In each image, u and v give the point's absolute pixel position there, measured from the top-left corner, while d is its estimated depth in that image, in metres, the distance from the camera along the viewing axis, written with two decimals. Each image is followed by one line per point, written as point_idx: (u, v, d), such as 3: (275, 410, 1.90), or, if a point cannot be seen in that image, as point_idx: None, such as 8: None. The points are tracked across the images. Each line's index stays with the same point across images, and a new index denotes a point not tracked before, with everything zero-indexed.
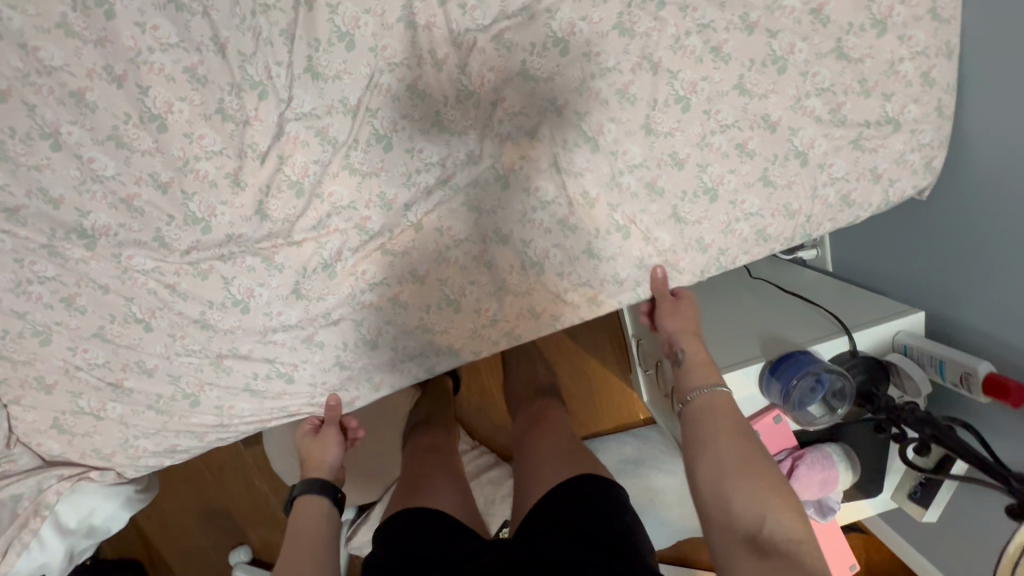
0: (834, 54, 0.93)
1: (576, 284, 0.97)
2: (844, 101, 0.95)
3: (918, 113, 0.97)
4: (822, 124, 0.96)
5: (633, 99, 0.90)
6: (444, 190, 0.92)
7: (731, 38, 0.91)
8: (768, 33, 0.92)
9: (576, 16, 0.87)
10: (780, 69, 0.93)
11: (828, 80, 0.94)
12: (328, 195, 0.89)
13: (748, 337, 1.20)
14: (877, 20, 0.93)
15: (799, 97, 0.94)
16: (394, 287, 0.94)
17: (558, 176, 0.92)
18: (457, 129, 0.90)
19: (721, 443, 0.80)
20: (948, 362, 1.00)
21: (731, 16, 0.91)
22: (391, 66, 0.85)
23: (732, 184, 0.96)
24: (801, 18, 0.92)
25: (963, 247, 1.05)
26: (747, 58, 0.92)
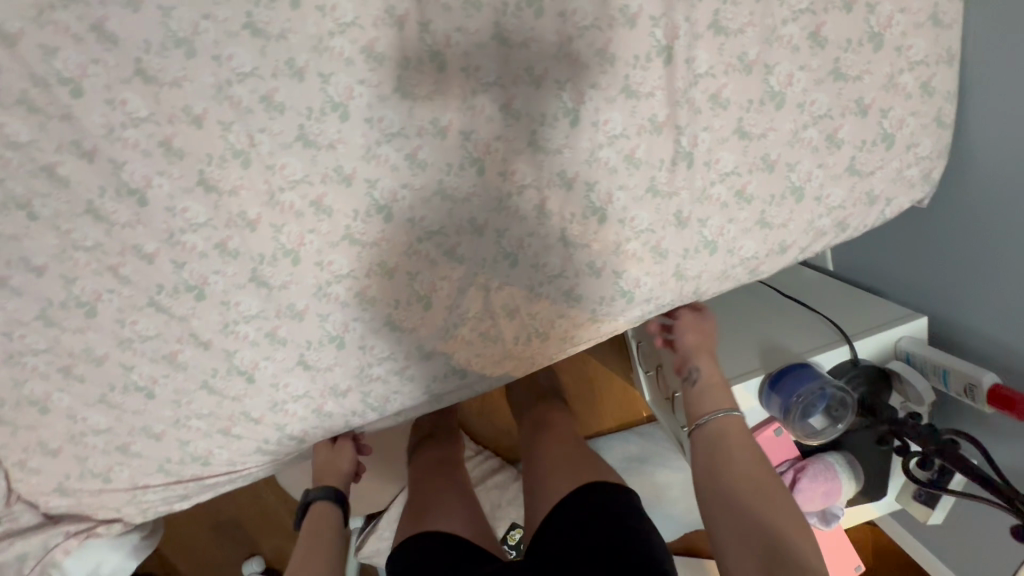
0: (832, 76, 0.86)
1: (559, 316, 0.96)
2: (840, 124, 0.88)
3: (917, 125, 0.90)
4: (817, 154, 0.90)
5: (639, 162, 0.87)
6: (450, 261, 0.91)
7: (730, 82, 0.85)
8: (766, 70, 0.85)
9: (583, 84, 0.83)
10: (778, 105, 0.86)
11: (825, 107, 0.87)
12: (328, 264, 0.88)
13: (747, 344, 1.19)
14: (875, 33, 0.84)
15: (796, 130, 0.88)
16: (402, 362, 0.96)
17: (566, 250, 0.91)
18: (461, 195, 0.87)
19: (735, 457, 0.84)
20: (952, 371, 1.02)
21: (730, 58, 0.83)
22: (387, 137, 0.83)
23: (731, 234, 0.94)
24: (800, 46, 0.84)
25: (964, 251, 1.06)
26: (746, 98, 0.86)
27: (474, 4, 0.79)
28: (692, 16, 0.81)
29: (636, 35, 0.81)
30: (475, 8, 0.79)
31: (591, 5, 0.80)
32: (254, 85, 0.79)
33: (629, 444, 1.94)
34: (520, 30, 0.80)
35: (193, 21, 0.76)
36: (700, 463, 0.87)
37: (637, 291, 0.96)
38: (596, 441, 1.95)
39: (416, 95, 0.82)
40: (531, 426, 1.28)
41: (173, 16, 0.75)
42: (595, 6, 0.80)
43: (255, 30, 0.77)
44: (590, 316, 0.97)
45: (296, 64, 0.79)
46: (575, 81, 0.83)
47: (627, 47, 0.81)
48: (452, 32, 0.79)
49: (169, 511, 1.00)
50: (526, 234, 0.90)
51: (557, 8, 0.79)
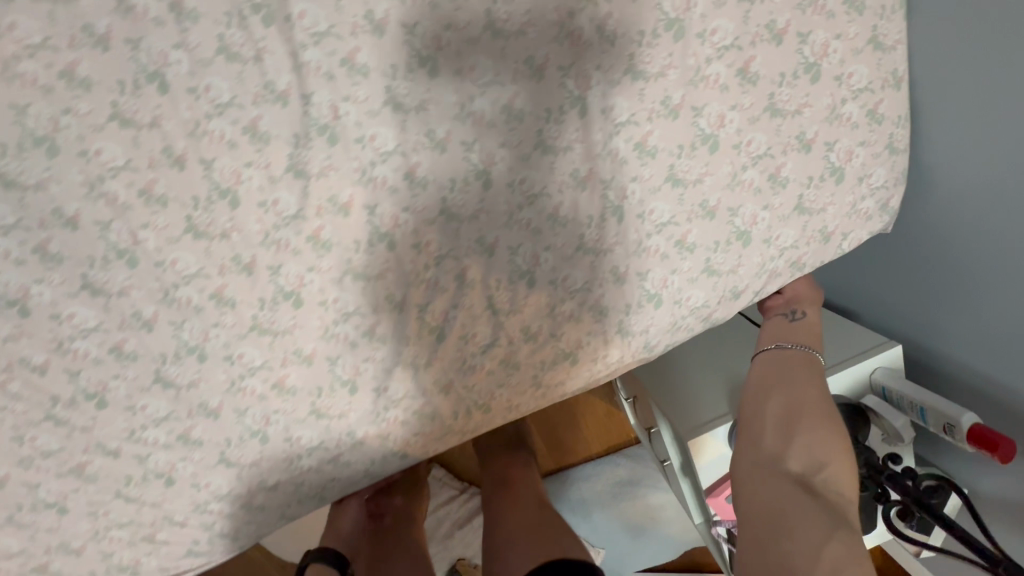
0: (767, 114, 0.79)
1: (498, 386, 0.89)
2: (782, 163, 0.81)
3: (867, 156, 0.83)
4: (761, 196, 0.82)
5: (566, 221, 0.80)
6: (370, 343, 0.84)
7: (655, 128, 0.77)
8: (693, 112, 0.77)
9: (493, 144, 0.76)
10: (712, 147, 0.79)
11: (764, 145, 0.80)
12: (238, 357, 0.82)
13: (713, 387, 1.12)
14: (810, 64, 0.77)
15: (734, 172, 0.80)
16: (335, 450, 0.89)
17: (495, 318, 0.84)
18: (374, 272, 0.80)
19: (804, 391, 0.97)
20: (930, 409, 0.94)
21: (652, 104, 0.76)
22: (284, 221, 0.76)
23: (676, 285, 0.85)
24: (728, 85, 0.77)
25: (949, 274, 0.95)
26: (675, 143, 0.78)
27: (361, 70, 0.71)
28: (605, 62, 0.74)
29: (545, 86, 0.74)
30: (362, 75, 0.71)
31: (489, 61, 0.72)
32: (130, 179, 0.72)
33: (618, 468, 1.81)
34: (413, 93, 0.73)
35: (54, 116, 0.69)
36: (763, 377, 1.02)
37: (581, 350, 0.88)
38: (581, 469, 1.83)
39: (309, 173, 0.75)
40: (493, 481, 1.23)
41: (29, 114, 0.69)
42: (495, 61, 0.73)
43: (123, 120, 0.71)
44: (531, 381, 0.90)
45: (174, 152, 0.72)
46: (482, 141, 0.75)
47: (536, 102, 0.75)
48: (339, 101, 0.72)
49: None
50: (449, 305, 0.83)
51: (452, 66, 0.72)
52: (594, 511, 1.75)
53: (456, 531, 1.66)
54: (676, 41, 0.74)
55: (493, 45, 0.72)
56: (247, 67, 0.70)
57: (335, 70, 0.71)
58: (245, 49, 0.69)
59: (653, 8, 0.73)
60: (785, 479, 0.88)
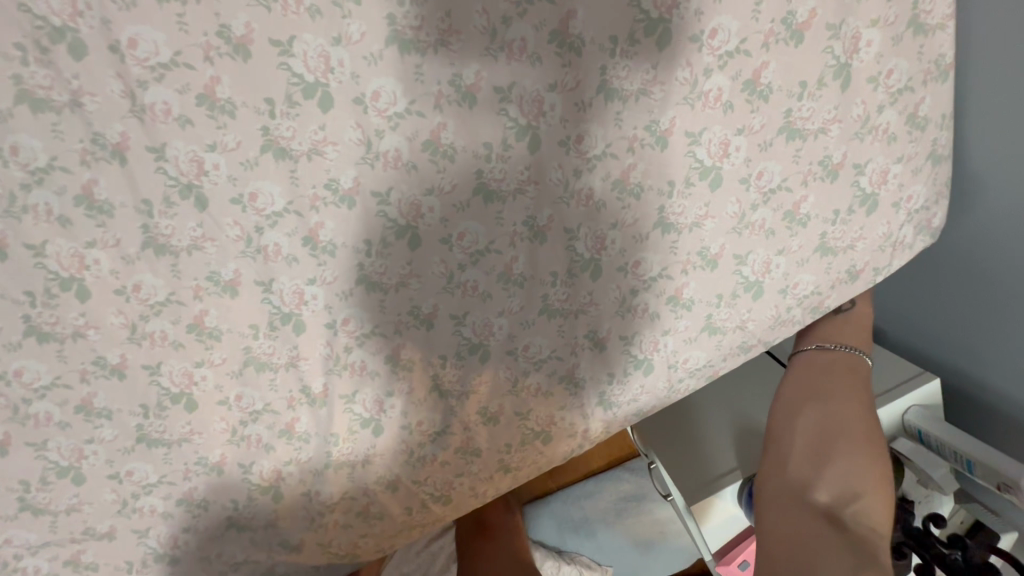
0: (783, 136, 0.61)
1: (456, 476, 0.73)
2: (803, 197, 0.63)
3: (905, 175, 0.65)
4: (775, 240, 0.65)
5: (522, 279, 0.62)
6: (290, 442, 0.67)
7: (640, 161, 0.59)
8: (689, 138, 0.59)
9: (417, 191, 0.58)
10: (713, 182, 0.61)
11: (778, 177, 0.62)
12: (127, 474, 0.66)
13: (716, 428, 0.93)
14: (841, 65, 0.59)
15: (741, 213, 0.63)
16: (267, 563, 0.74)
17: (444, 401, 0.68)
18: (281, 360, 0.64)
19: (843, 404, 0.80)
20: (978, 464, 0.78)
21: (633, 130, 0.58)
22: (153, 308, 0.60)
23: (669, 347, 0.67)
24: (733, 102, 0.59)
25: (1004, 297, 0.77)
26: (666, 180, 0.60)
27: (226, 108, 0.53)
28: (558, 79, 0.56)
29: (481, 114, 0.56)
30: (230, 116, 0.54)
31: (400, 85, 0.54)
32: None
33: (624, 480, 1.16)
34: (301, 135, 0.55)
35: None
36: (796, 387, 0.84)
37: (554, 428, 0.71)
38: None
39: (176, 245, 0.58)
40: (470, 523, 1.01)
41: None
42: (405, 84, 0.54)
43: None
44: (498, 466, 0.73)
45: None
46: (399, 188, 0.57)
47: (467, 133, 0.56)
48: (203, 151, 0.54)
49: None
50: (382, 392, 0.66)
51: (351, 94, 0.54)
52: (595, 532, 1.11)
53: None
54: (661, 48, 0.55)
55: (403, 64, 0.54)
56: (64, 117, 0.52)
57: (193, 113, 0.53)
58: (56, 93, 0.51)
59: (627, 5, 0.54)
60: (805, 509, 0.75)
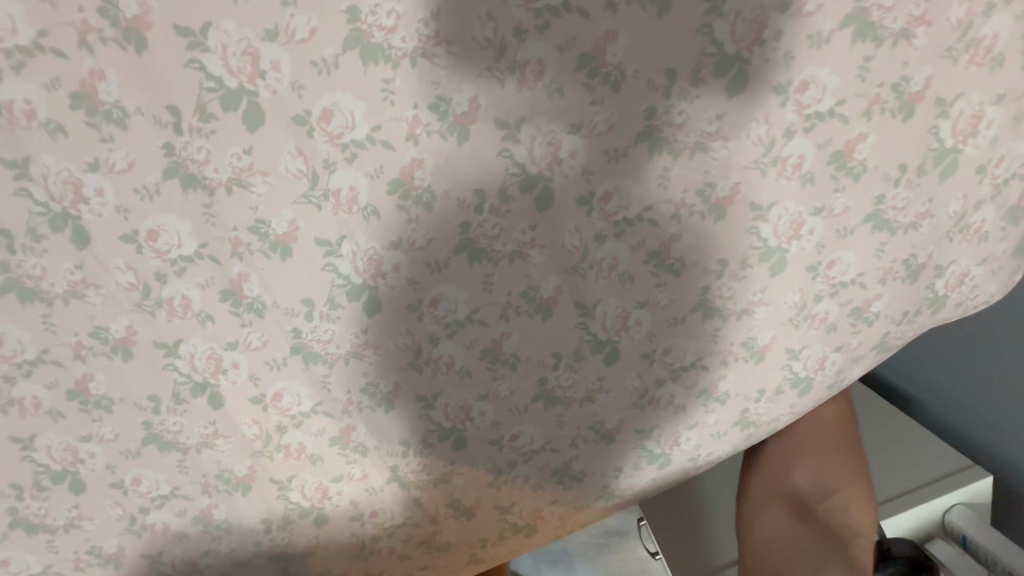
0: (868, 225, 0.48)
1: (420, 568, 0.60)
2: (877, 295, 0.50)
3: (984, 277, 0.52)
4: (835, 336, 0.51)
5: (513, 359, 0.49)
6: (208, 532, 0.54)
7: (686, 231, 0.45)
8: (753, 212, 0.45)
9: (378, 244, 0.43)
10: (776, 266, 0.48)
11: (855, 270, 0.49)
12: (2, 563, 0.52)
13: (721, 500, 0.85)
14: (945, 150, 0.46)
15: (803, 303, 0.50)
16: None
17: (405, 493, 0.55)
18: (195, 439, 0.49)
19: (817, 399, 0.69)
20: None
21: (682, 194, 0.44)
22: (22, 368, 0.45)
23: (693, 441, 0.55)
24: (816, 174, 0.45)
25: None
26: (717, 258, 0.47)
27: (112, 115, 0.38)
28: (583, 117, 0.42)
29: (471, 152, 0.41)
30: (119, 127, 0.39)
31: (360, 104, 0.39)
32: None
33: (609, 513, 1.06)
34: (218, 161, 0.40)
35: None
36: None
37: (541, 521, 0.58)
38: None
39: (49, 291, 0.43)
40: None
41: None
42: (367, 105, 0.39)
43: None
44: (469, 557, 0.61)
45: None
46: (355, 238, 0.43)
47: (451, 174, 0.42)
48: (81, 171, 0.40)
49: None
50: (327, 478, 0.53)
51: (290, 111, 0.39)
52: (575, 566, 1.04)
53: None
54: (732, 95, 0.42)
55: (366, 77, 0.39)
56: None
57: (67, 120, 0.38)
58: None
59: (696, 33, 0.40)
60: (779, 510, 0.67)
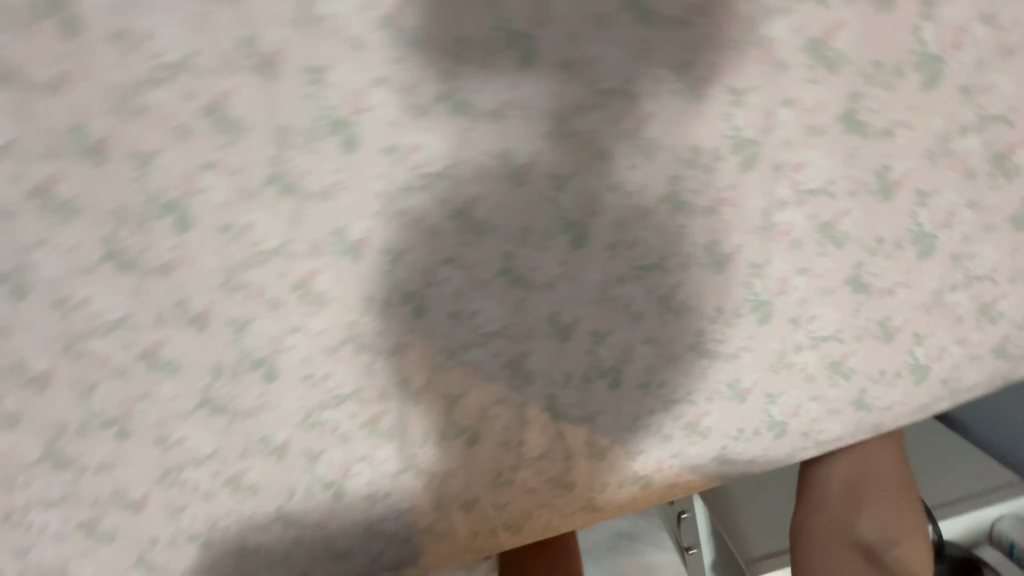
0: (1010, 225, 0.56)
1: (540, 506, 0.66)
2: (1003, 293, 0.59)
3: None
4: (959, 327, 0.59)
5: (680, 308, 0.55)
6: (371, 437, 0.59)
7: (857, 208, 0.52)
8: (916, 197, 0.52)
9: (600, 184, 0.49)
10: (924, 252, 0.55)
11: (988, 265, 0.57)
12: (178, 441, 0.57)
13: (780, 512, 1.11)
14: None
15: (940, 290, 0.57)
16: (305, 559, 0.67)
17: (554, 424, 0.60)
18: (389, 345, 0.55)
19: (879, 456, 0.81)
20: None
21: (862, 172, 0.50)
22: (260, 256, 0.51)
23: (810, 413, 0.63)
24: (976, 171, 0.52)
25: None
26: (876, 236, 0.53)
27: (410, 37, 0.44)
28: (798, 94, 0.47)
29: (701, 111, 0.47)
30: (410, 48, 0.44)
31: (619, 57, 0.45)
32: (10, 167, 0.45)
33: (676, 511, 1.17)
34: (488, 91, 0.46)
35: None
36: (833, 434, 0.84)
37: (658, 474, 0.66)
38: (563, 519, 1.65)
39: (305, 188, 0.48)
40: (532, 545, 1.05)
41: None
42: (627, 57, 0.45)
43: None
44: (584, 504, 0.67)
45: (86, 134, 0.45)
46: (581, 176, 0.49)
47: (682, 129, 0.48)
48: (368, 84, 0.45)
49: None
50: (491, 401, 0.58)
51: (558, 55, 0.45)
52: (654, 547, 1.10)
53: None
54: (927, 89, 0.48)
55: (632, 32, 0.44)
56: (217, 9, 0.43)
57: (370, 37, 0.44)
58: None
59: (912, 30, 0.46)
60: (847, 554, 0.79)
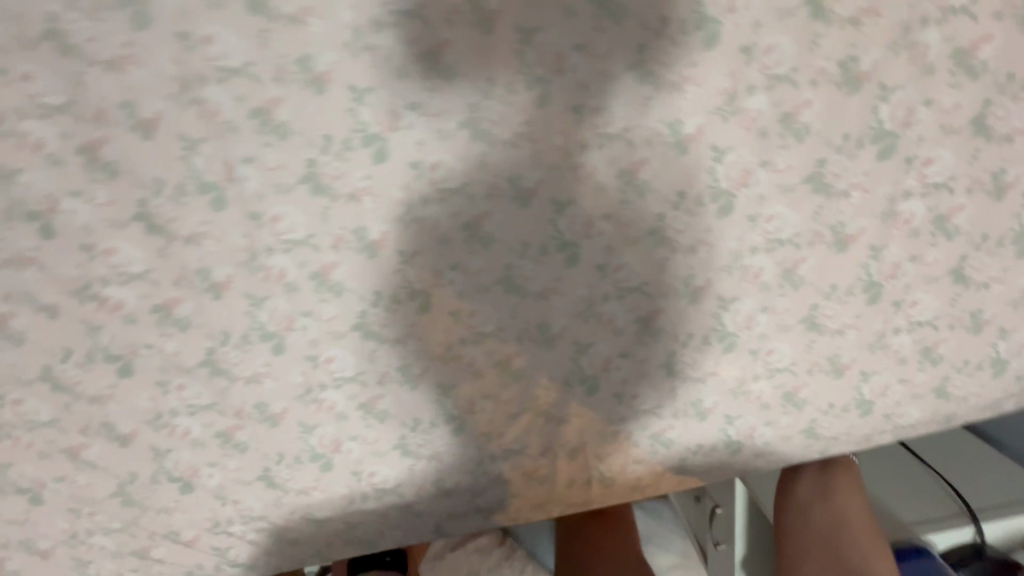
0: None
1: (635, 462, 0.71)
2: None
3: None
4: None
5: (799, 282, 0.61)
6: (501, 376, 0.64)
7: (970, 204, 0.59)
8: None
9: (754, 159, 0.56)
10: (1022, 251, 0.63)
11: None
12: (325, 361, 0.62)
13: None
14: None
15: None
16: (410, 496, 0.71)
17: (668, 381, 0.66)
18: (536, 289, 0.60)
19: (843, 498, 0.89)
20: None
21: (980, 172, 0.58)
22: (439, 194, 0.56)
23: (895, 396, 0.69)
24: None
25: None
26: (983, 232, 0.61)
27: (614, 12, 0.51)
28: (937, 96, 0.54)
29: (855, 103, 0.54)
30: (614, 22, 0.51)
31: (794, 47, 0.52)
32: (240, 89, 0.51)
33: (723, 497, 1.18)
34: (676, 65, 0.52)
35: None
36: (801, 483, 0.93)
37: (749, 442, 0.70)
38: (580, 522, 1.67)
39: (495, 135, 0.54)
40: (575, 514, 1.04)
41: None
42: (799, 48, 0.52)
43: (254, 1, 0.49)
44: (675, 468, 0.72)
45: (313, 67, 0.51)
46: (739, 150, 0.55)
47: (833, 117, 0.54)
48: (570, 49, 0.52)
49: None
50: (617, 353, 0.64)
51: (741, 41, 0.52)
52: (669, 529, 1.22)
53: (502, 563, 1.64)
54: None
55: (808, 27, 0.51)
56: None
57: (582, 7, 0.51)
58: None
59: None
60: None
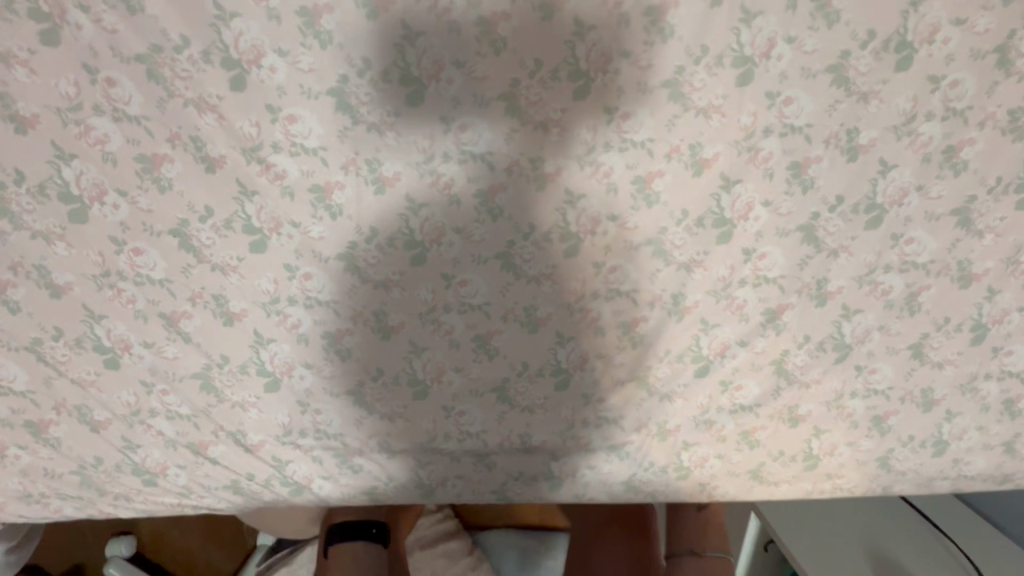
0: None
1: (716, 456, 0.71)
2: None
3: None
4: None
5: (917, 308, 0.65)
6: (622, 338, 0.65)
7: None
8: None
9: (913, 180, 0.60)
10: None
11: None
12: (458, 284, 0.62)
13: (852, 541, 0.99)
14: None
15: None
16: (491, 446, 0.69)
17: (774, 380, 0.67)
18: (681, 258, 0.62)
19: None
20: None
21: None
22: (622, 144, 0.58)
23: (969, 441, 0.72)
24: None
25: None
26: None
27: (830, 16, 0.55)
28: None
29: (1012, 151, 0.59)
30: (829, 24, 0.55)
31: (975, 88, 0.57)
32: None
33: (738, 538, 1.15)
34: (871, 76, 0.57)
35: None
36: None
37: (827, 458, 0.72)
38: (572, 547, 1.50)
39: (692, 101, 0.57)
40: (601, 520, 1.02)
41: None
42: (980, 89, 0.57)
43: None
44: (751, 473, 0.73)
45: None
46: (902, 170, 0.59)
47: (990, 159, 0.59)
48: (782, 39, 0.55)
49: (66, 514, 0.70)
50: (735, 339, 0.65)
51: (932, 71, 0.56)
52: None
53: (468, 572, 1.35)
54: None
55: (990, 72, 0.56)
56: None
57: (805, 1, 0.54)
58: None
59: None
60: None
